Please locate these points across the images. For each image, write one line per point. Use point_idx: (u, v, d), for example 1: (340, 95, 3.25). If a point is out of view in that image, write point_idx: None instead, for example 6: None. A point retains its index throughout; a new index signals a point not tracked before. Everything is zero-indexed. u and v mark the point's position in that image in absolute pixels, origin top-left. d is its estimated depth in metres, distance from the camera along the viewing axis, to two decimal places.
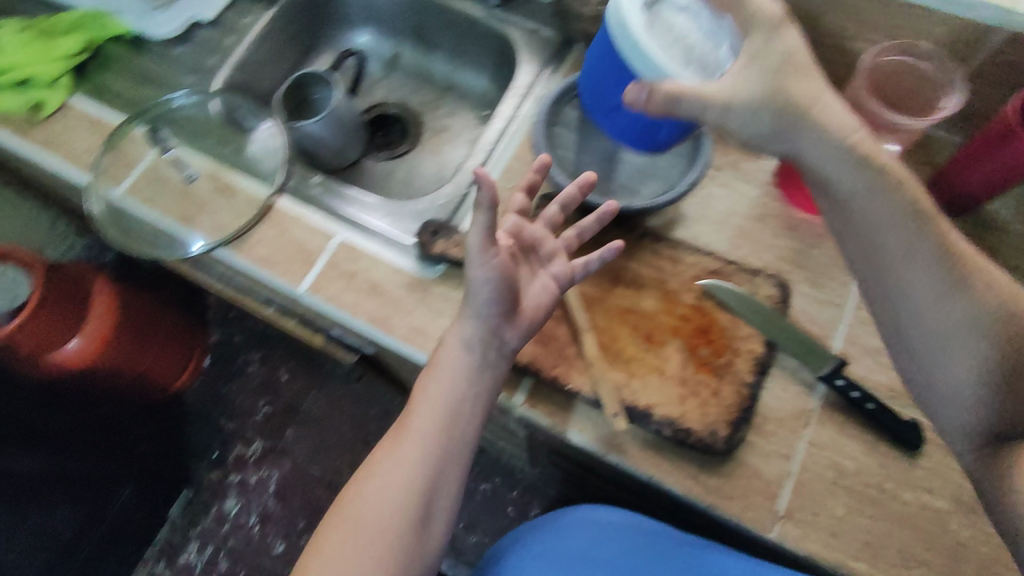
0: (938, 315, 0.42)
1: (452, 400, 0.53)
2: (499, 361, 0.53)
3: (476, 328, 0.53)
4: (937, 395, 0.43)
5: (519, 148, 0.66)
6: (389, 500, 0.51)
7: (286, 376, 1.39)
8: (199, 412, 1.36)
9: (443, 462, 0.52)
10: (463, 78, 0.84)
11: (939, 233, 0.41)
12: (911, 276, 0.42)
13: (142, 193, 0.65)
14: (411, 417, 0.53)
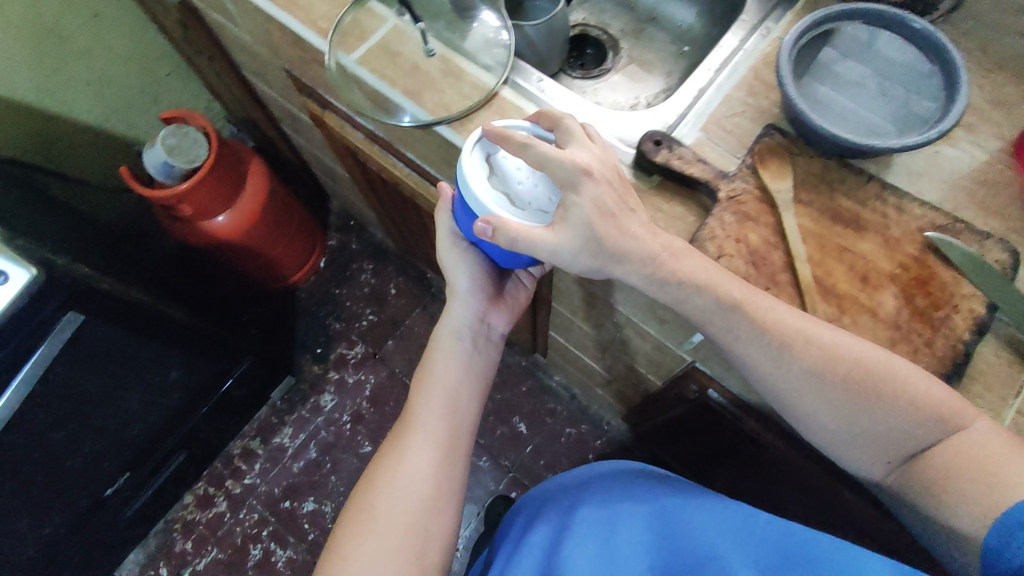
0: (820, 403, 0.54)
1: (454, 385, 0.73)
2: (487, 346, 0.77)
3: (463, 310, 0.75)
4: (845, 441, 0.55)
5: (745, 78, 0.65)
6: (423, 454, 0.69)
7: (394, 291, 1.45)
8: (310, 308, 1.43)
9: (445, 450, 0.70)
10: (668, 11, 0.84)
11: (805, 353, 0.53)
12: (802, 392, 0.54)
13: (373, 64, 0.67)
14: (422, 404, 0.72)
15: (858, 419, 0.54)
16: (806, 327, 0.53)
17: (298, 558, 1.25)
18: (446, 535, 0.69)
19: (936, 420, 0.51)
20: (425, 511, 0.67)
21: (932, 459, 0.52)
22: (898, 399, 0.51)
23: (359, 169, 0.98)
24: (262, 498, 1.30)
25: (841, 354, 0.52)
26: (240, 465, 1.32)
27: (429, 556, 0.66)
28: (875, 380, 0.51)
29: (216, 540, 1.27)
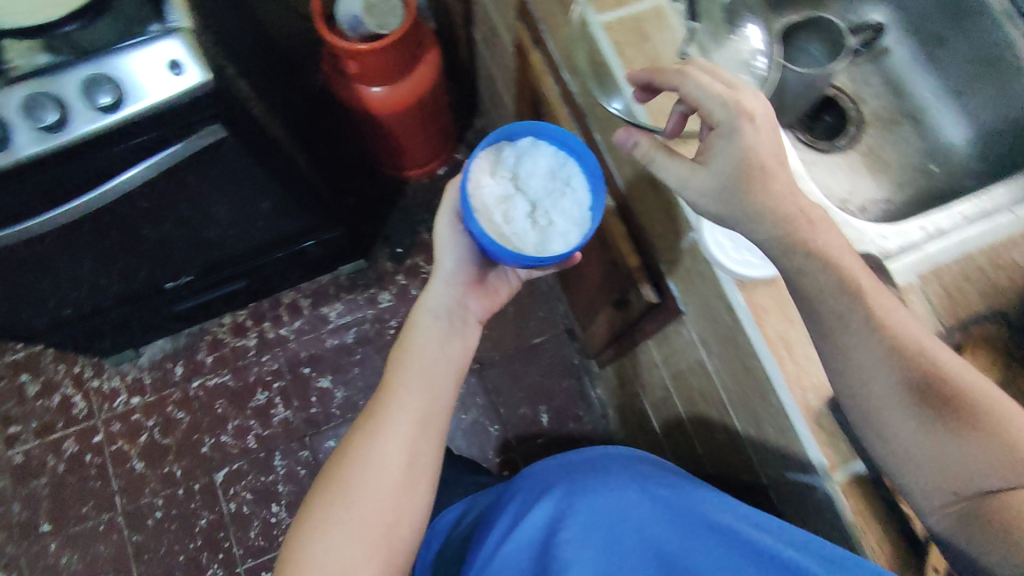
0: (890, 408, 0.48)
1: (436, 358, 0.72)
2: (468, 330, 0.77)
3: (443, 292, 0.76)
4: (910, 459, 0.48)
5: (996, 244, 0.56)
6: (395, 427, 0.67)
7: None
8: (411, 208, 1.41)
9: (420, 423, 0.68)
10: (933, 120, 0.77)
11: (907, 360, 0.48)
12: (893, 415, 0.48)
13: (617, 36, 0.61)
14: (400, 378, 0.70)
15: (931, 437, 0.48)
16: (907, 337, 0.49)
17: (295, 422, 1.29)
18: (418, 516, 0.67)
19: (1008, 455, 0.46)
20: (397, 484, 0.65)
21: (1004, 509, 0.45)
22: (981, 424, 0.47)
23: (533, 112, 0.92)
24: (288, 355, 1.33)
25: (930, 367, 0.48)
26: (284, 314, 1.36)
27: (398, 531, 0.65)
28: (955, 399, 0.47)
29: (233, 368, 1.32)
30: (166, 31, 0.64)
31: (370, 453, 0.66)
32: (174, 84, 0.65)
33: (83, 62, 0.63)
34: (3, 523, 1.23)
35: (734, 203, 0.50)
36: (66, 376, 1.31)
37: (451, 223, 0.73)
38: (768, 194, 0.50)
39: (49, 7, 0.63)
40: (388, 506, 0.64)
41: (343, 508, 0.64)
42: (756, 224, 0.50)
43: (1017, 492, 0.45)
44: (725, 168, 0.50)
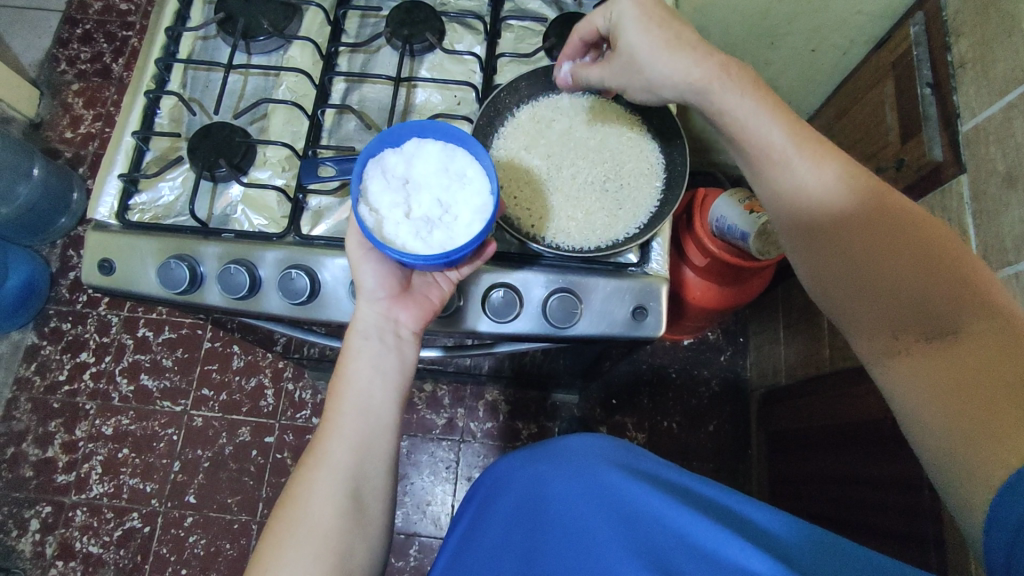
0: (827, 273, 0.51)
1: (361, 383, 0.54)
2: (401, 344, 0.56)
3: (371, 314, 0.55)
4: (850, 316, 0.51)
5: None
6: (337, 459, 0.52)
7: (711, 428, 1.30)
8: (644, 364, 1.33)
9: (366, 449, 0.54)
10: None
11: (817, 217, 0.52)
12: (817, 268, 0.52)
13: None
14: (337, 404, 0.54)
15: (866, 289, 0.49)
16: (823, 188, 0.52)
17: (443, 525, 1.23)
18: (377, 546, 0.54)
19: (962, 304, 0.44)
20: (346, 515, 0.52)
21: (960, 374, 0.43)
22: (911, 263, 0.47)
23: (892, 427, 0.80)
24: (467, 453, 1.28)
25: (838, 221, 0.51)
26: (479, 410, 1.30)
27: (356, 554, 0.52)
28: (881, 267, 0.48)
29: (412, 436, 1.28)
30: (645, 273, 0.59)
31: (310, 489, 0.52)
32: (628, 326, 0.59)
33: (551, 269, 0.59)
34: (160, 475, 1.26)
35: (640, 77, 0.55)
36: (268, 366, 1.33)
37: (360, 243, 0.53)
38: (683, 50, 0.54)
39: (565, 214, 0.59)
40: (337, 540, 0.51)
41: (290, 547, 0.50)
42: (686, 68, 0.53)
43: (962, 324, 0.44)
44: (619, 62, 0.56)
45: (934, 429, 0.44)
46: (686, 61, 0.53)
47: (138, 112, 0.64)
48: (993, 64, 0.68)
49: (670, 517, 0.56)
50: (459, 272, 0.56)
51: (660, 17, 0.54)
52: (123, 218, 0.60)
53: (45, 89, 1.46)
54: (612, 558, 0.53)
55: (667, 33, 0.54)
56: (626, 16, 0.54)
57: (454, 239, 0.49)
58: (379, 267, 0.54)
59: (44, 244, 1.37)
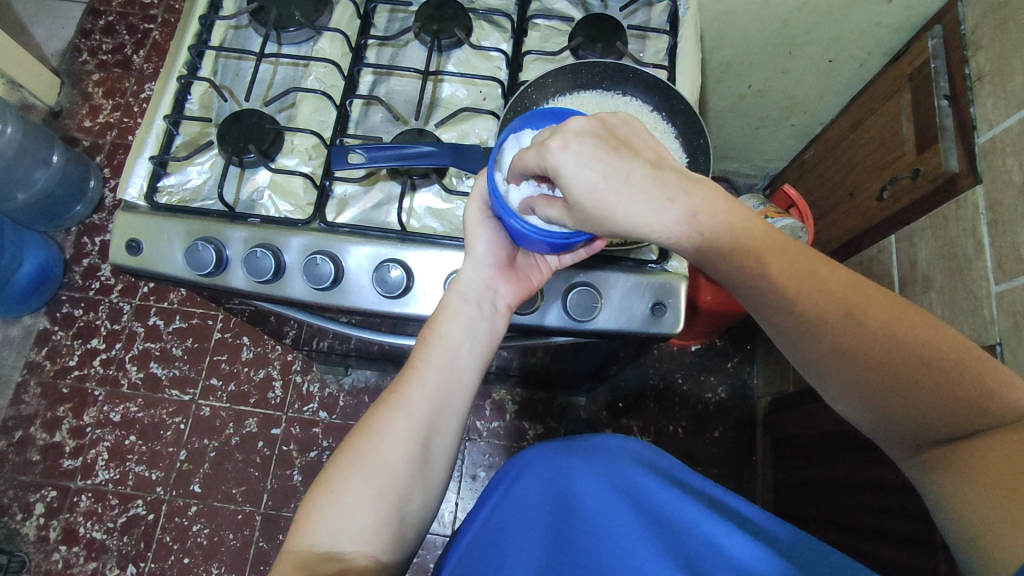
0: (827, 374, 0.51)
1: (451, 347, 0.56)
2: (495, 315, 0.58)
3: (475, 277, 0.56)
4: (859, 407, 0.51)
5: None
6: (416, 407, 0.55)
7: (716, 434, 1.30)
8: (651, 368, 1.34)
9: (442, 404, 0.56)
10: None
11: (831, 338, 0.50)
12: (833, 382, 0.52)
13: None
14: (425, 360, 0.56)
15: (878, 392, 0.49)
16: (826, 312, 0.50)
17: (447, 522, 1.23)
18: (433, 496, 0.57)
19: (975, 403, 0.46)
20: (413, 461, 0.54)
21: (976, 467, 0.45)
22: (930, 375, 0.48)
23: None
24: (472, 451, 1.28)
25: (852, 341, 0.49)
26: (486, 409, 1.30)
27: (411, 505, 0.54)
28: (893, 368, 0.48)
29: None
30: (664, 270, 0.60)
31: (386, 429, 0.54)
32: (647, 322, 0.59)
33: (572, 265, 0.60)
34: (166, 463, 1.27)
35: (604, 228, 0.46)
36: (277, 358, 1.33)
37: (480, 209, 0.55)
38: (641, 196, 0.45)
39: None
40: (402, 481, 0.53)
41: (356, 477, 0.53)
42: (655, 212, 0.46)
43: (980, 429, 0.46)
44: (577, 214, 0.46)
45: (957, 514, 0.45)
46: (652, 207, 0.46)
47: (170, 97, 0.65)
48: (1012, 77, 0.69)
49: (702, 523, 0.55)
50: (562, 259, 0.57)
51: (609, 158, 0.45)
52: (151, 200, 0.61)
53: (65, 78, 1.48)
54: (640, 557, 0.53)
55: (618, 178, 0.45)
56: (571, 173, 0.44)
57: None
58: (493, 234, 0.56)
59: (59, 231, 1.38)
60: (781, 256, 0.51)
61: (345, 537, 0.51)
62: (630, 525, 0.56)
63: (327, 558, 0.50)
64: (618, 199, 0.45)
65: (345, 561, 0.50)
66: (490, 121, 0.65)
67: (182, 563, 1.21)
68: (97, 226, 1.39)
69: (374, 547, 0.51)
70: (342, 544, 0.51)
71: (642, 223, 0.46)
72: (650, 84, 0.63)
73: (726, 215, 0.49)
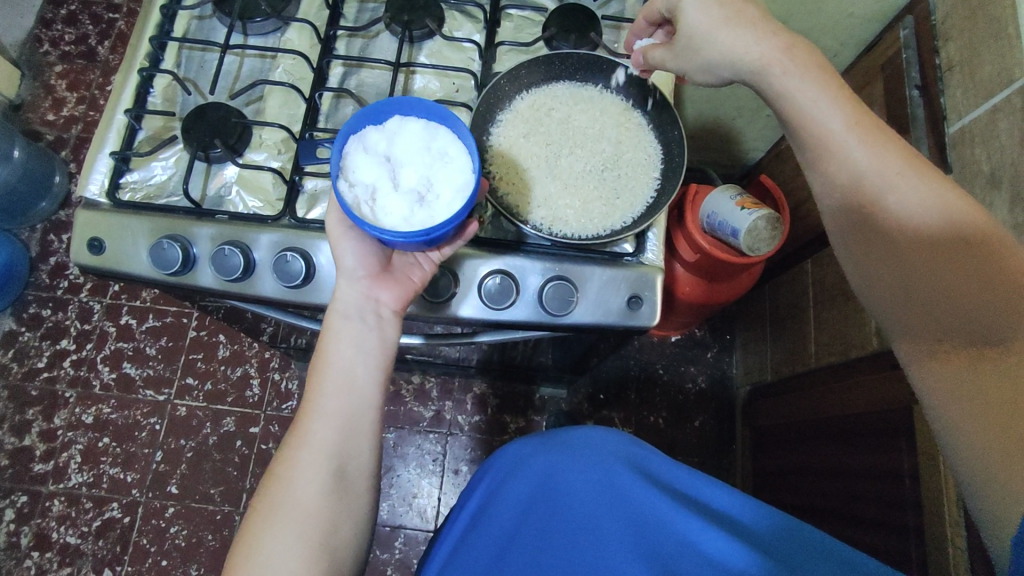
0: (871, 266, 0.52)
1: (339, 366, 0.54)
2: (383, 324, 0.56)
3: (352, 292, 0.55)
4: (893, 309, 0.51)
5: None
6: (319, 439, 0.52)
7: (696, 424, 1.31)
8: (631, 359, 1.34)
9: (347, 425, 0.53)
10: None
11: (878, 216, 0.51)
12: (872, 281, 0.52)
13: None
14: (316, 385, 0.54)
15: (911, 282, 0.49)
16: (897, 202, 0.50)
17: (429, 517, 1.23)
18: (364, 518, 0.55)
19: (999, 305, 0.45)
20: (328, 491, 0.52)
21: (987, 378, 0.44)
22: (970, 270, 0.46)
23: (873, 421, 0.82)
24: (454, 445, 1.27)
25: (900, 223, 0.50)
26: (468, 403, 1.30)
27: (341, 533, 0.53)
28: (930, 257, 0.48)
29: (399, 428, 1.28)
30: (641, 263, 0.60)
31: (297, 465, 0.52)
32: (623, 316, 0.59)
33: (547, 258, 0.59)
34: (141, 464, 1.24)
35: (698, 56, 0.56)
36: (255, 356, 1.31)
37: (341, 220, 0.54)
38: (745, 25, 0.54)
39: (562, 202, 0.60)
40: (323, 515, 0.52)
41: (274, 523, 0.51)
42: (751, 48, 0.54)
43: (1002, 336, 0.44)
44: (680, 42, 0.56)
45: (964, 435, 0.44)
46: (754, 40, 0.54)
47: (132, 90, 0.63)
48: (981, 67, 0.70)
49: (676, 521, 0.56)
50: (441, 251, 0.56)
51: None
52: (114, 196, 0.59)
53: (26, 70, 1.43)
54: (615, 560, 0.54)
55: (730, 11, 0.54)
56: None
57: (433, 217, 0.49)
58: (358, 244, 0.54)
59: (24, 228, 1.34)
60: (855, 122, 0.52)
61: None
62: (608, 522, 0.57)
63: None
64: (719, 34, 0.55)
65: None
66: (463, 114, 0.64)
67: (161, 565, 1.19)
68: (63, 223, 1.35)
69: None
70: None
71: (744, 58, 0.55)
72: (625, 76, 0.62)
73: (816, 82, 0.53)
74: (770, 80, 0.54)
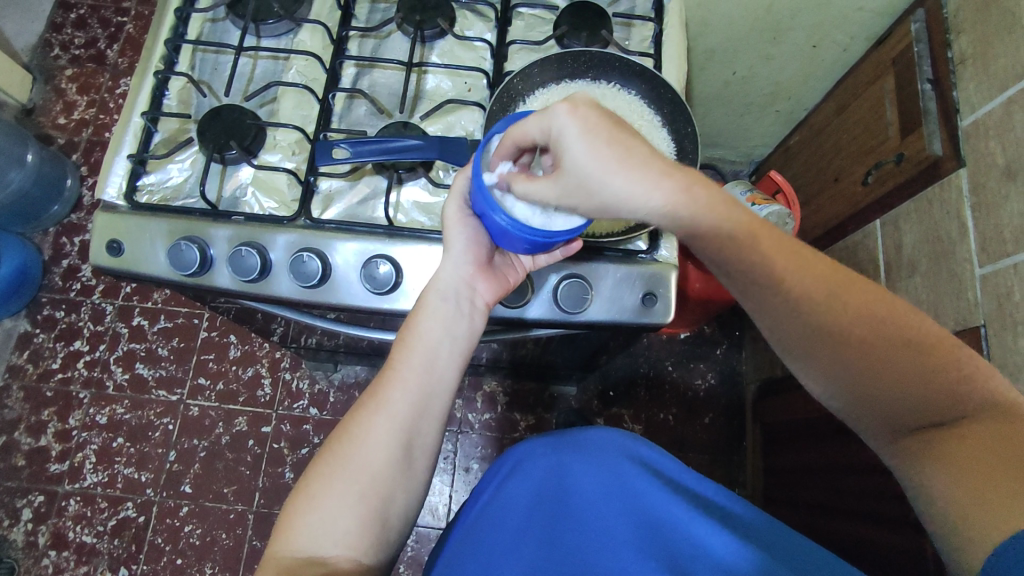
0: (809, 364, 0.50)
1: (433, 347, 0.56)
2: (475, 315, 0.57)
3: (454, 276, 0.56)
4: (841, 399, 0.50)
5: None
6: (396, 409, 0.55)
7: (706, 420, 1.31)
8: (641, 357, 1.34)
9: (423, 405, 0.56)
10: None
11: (813, 323, 0.48)
12: (816, 372, 0.50)
13: None
14: (404, 360, 0.56)
15: (860, 377, 0.49)
16: (812, 290, 0.47)
17: (441, 515, 1.23)
18: (414, 499, 0.57)
19: (944, 392, 0.47)
20: (394, 463, 0.54)
21: (953, 455, 0.46)
22: (907, 362, 0.47)
23: None
24: (465, 443, 1.28)
25: (841, 329, 0.48)
26: (478, 402, 1.30)
27: (393, 509, 0.54)
28: (875, 353, 0.48)
29: None
30: (654, 261, 0.60)
31: (368, 432, 0.54)
32: (638, 313, 0.59)
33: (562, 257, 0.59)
34: (155, 464, 1.25)
35: (590, 200, 0.43)
36: (265, 356, 1.32)
37: (459, 209, 0.54)
38: (639, 165, 0.42)
39: None
40: (384, 485, 0.53)
41: (339, 481, 0.53)
42: (646, 193, 0.42)
43: (952, 418, 0.47)
44: (567, 182, 0.43)
45: (937, 504, 0.47)
46: (648, 184, 0.42)
47: (147, 92, 0.63)
48: (995, 59, 0.69)
49: (687, 522, 0.56)
50: (535, 261, 0.57)
51: (609, 131, 0.43)
52: (132, 199, 0.60)
53: (36, 73, 1.44)
54: (628, 561, 0.54)
55: (619, 147, 0.42)
56: (567, 132, 0.42)
57: (556, 220, 0.49)
58: (470, 234, 0.55)
59: (37, 231, 1.35)
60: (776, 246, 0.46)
61: (326, 541, 0.51)
62: (622, 526, 0.57)
63: (310, 563, 0.50)
64: (613, 170, 0.42)
65: (327, 565, 0.50)
66: (475, 113, 0.64)
67: (176, 564, 1.20)
68: (75, 226, 1.36)
69: (356, 550, 0.51)
70: (324, 546, 0.51)
71: (634, 201, 0.43)
72: (637, 73, 0.62)
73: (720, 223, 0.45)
74: (679, 230, 0.45)
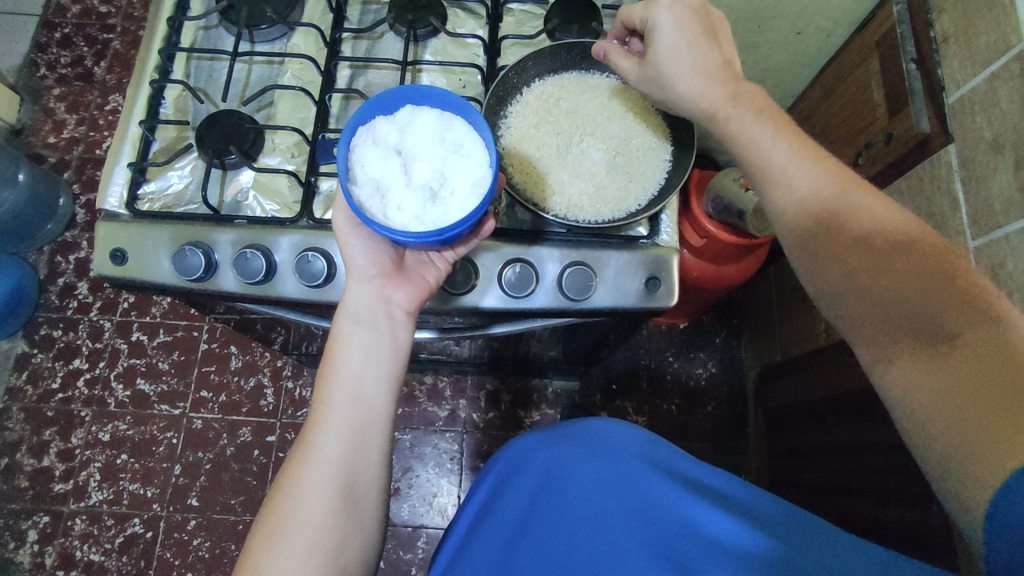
0: (827, 289, 0.51)
1: (353, 375, 0.54)
2: (396, 325, 0.56)
3: (362, 293, 0.55)
4: (862, 330, 0.50)
5: None
6: (326, 454, 0.52)
7: (709, 408, 1.32)
8: (641, 349, 1.35)
9: (359, 437, 0.54)
10: None
11: (824, 238, 0.51)
12: (835, 301, 0.51)
13: None
14: (327, 399, 0.54)
15: (867, 294, 0.49)
16: (824, 198, 0.52)
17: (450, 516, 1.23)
18: (371, 539, 0.55)
19: (945, 309, 0.45)
20: (337, 511, 0.52)
21: (958, 390, 0.43)
22: (907, 277, 0.47)
23: None
24: (471, 443, 1.28)
25: (853, 246, 0.50)
26: (483, 401, 1.30)
27: (348, 556, 0.52)
28: (877, 270, 0.48)
29: (415, 429, 1.28)
30: (656, 245, 0.61)
31: (304, 483, 0.52)
32: (642, 297, 0.60)
33: (563, 245, 0.60)
34: (160, 479, 1.25)
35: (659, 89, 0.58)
36: (267, 365, 1.32)
37: (348, 219, 0.54)
38: (706, 71, 0.56)
39: (576, 188, 0.61)
40: (332, 536, 0.51)
41: (281, 544, 0.50)
42: (701, 90, 0.56)
43: (958, 337, 0.44)
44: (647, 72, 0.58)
45: (947, 449, 0.43)
46: (710, 81, 0.56)
47: (144, 102, 0.64)
48: (976, 36, 0.71)
49: (684, 506, 0.56)
50: (454, 251, 0.57)
51: (694, 36, 0.56)
52: (133, 207, 0.60)
53: (24, 93, 1.43)
54: (629, 546, 0.53)
55: (696, 53, 0.56)
56: (664, 27, 0.56)
57: (449, 216, 0.48)
58: (369, 243, 0.55)
59: (31, 251, 1.34)
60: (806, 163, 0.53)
61: None
62: (620, 515, 0.56)
63: None
64: (683, 70, 0.56)
65: None
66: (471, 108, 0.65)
67: None
68: (70, 244, 1.36)
69: None
70: None
71: (687, 98, 0.57)
72: None
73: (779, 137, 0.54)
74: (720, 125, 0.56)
